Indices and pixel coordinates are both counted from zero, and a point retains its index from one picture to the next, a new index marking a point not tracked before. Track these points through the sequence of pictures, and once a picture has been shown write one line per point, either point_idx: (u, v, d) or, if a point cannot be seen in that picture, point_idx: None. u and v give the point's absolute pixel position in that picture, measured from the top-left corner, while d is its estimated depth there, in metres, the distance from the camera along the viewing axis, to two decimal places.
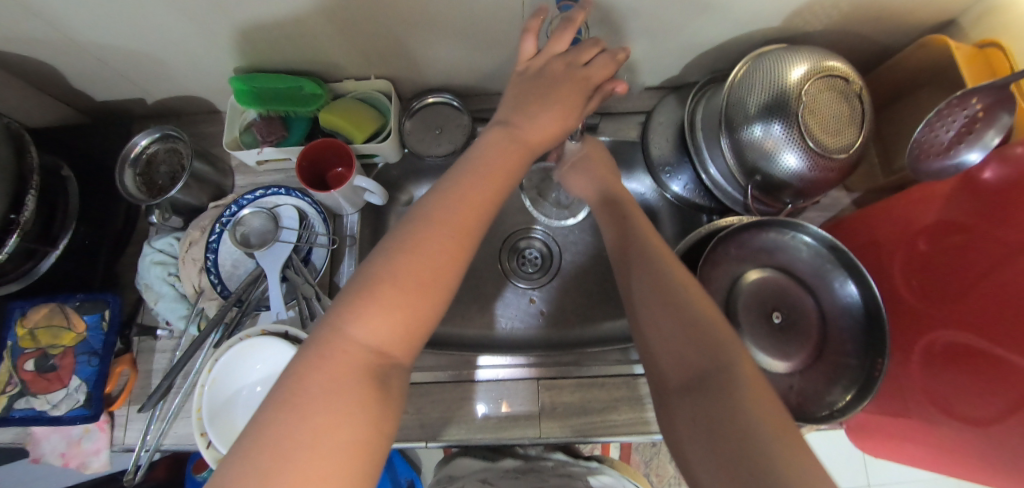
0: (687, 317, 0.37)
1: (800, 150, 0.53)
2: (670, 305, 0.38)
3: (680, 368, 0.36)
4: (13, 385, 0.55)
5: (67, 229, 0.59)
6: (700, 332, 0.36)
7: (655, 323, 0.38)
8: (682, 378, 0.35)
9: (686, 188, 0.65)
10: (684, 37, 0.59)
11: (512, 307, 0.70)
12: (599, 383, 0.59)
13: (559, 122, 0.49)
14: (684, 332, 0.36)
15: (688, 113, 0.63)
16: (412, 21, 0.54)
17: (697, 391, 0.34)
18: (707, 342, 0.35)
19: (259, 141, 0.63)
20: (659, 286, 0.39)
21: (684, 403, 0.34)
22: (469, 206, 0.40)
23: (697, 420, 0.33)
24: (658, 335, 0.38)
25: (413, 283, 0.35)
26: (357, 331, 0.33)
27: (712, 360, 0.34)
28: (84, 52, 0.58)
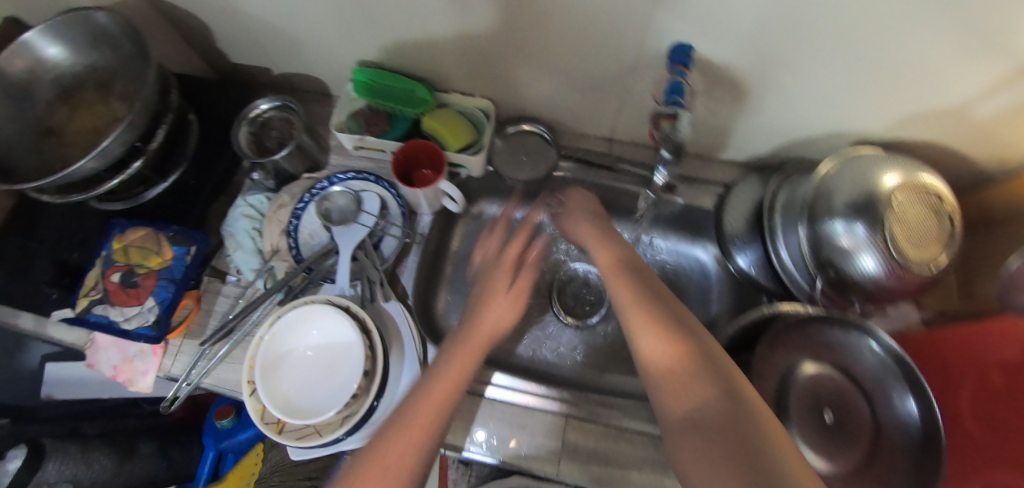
0: (696, 352, 0.41)
1: (881, 256, 0.53)
2: (678, 348, 0.42)
3: (687, 403, 0.39)
4: (97, 291, 0.60)
5: (178, 167, 0.65)
6: (704, 367, 0.40)
7: (658, 357, 0.42)
8: (685, 414, 0.38)
9: (750, 264, 0.65)
10: (778, 119, 0.62)
11: (564, 343, 0.71)
12: (623, 437, 0.58)
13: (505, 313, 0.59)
14: (689, 375, 0.40)
15: (769, 195, 0.64)
16: (530, 51, 0.59)
17: (701, 426, 0.37)
18: (711, 378, 0.39)
19: (363, 129, 0.68)
20: (664, 329, 0.44)
21: (691, 441, 0.37)
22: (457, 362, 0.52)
23: (702, 459, 0.35)
24: (660, 376, 0.41)
25: (436, 395, 0.50)
26: (385, 449, 0.45)
27: (722, 392, 0.38)
28: (239, 20, 0.65)
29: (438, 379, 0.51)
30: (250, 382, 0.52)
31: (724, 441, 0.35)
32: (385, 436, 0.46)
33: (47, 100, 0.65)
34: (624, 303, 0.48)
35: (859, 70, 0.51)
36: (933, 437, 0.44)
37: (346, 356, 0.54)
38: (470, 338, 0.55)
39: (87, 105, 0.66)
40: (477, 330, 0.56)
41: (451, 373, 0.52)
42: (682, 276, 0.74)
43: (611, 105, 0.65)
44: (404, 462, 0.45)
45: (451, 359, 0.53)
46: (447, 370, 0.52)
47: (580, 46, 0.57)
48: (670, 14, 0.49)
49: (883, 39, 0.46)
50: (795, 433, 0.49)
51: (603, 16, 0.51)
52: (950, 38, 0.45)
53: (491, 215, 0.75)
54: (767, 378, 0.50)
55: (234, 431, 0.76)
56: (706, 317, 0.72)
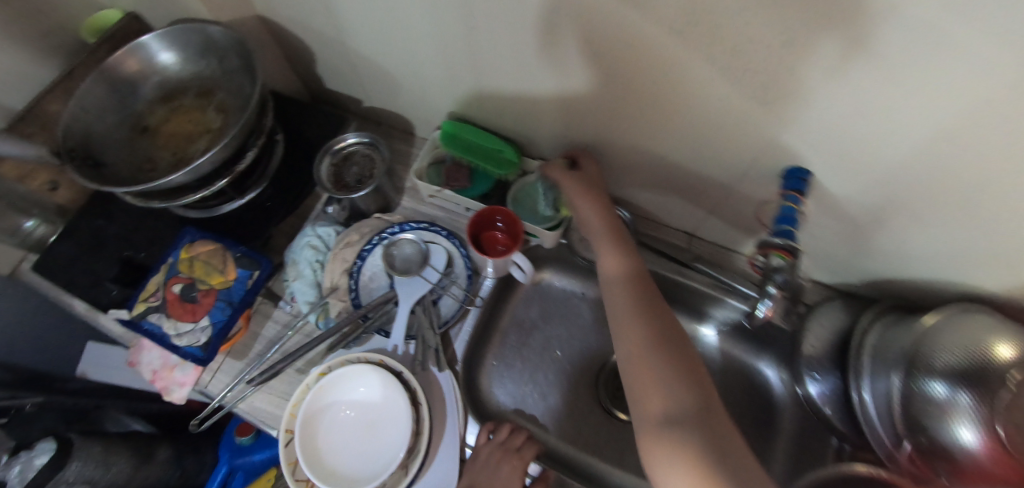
0: (668, 334, 0.46)
1: (985, 430, 0.46)
2: (665, 357, 0.43)
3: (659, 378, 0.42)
4: (156, 298, 0.60)
5: (257, 186, 0.66)
6: (671, 346, 0.45)
7: (641, 330, 0.46)
8: (656, 387, 0.42)
9: (820, 394, 0.61)
10: (882, 253, 0.58)
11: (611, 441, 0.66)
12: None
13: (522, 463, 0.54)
14: (665, 381, 0.42)
15: (860, 331, 0.60)
16: (635, 139, 0.58)
17: (672, 402, 0.41)
18: (676, 356, 0.44)
19: (442, 181, 0.67)
20: (649, 320, 0.47)
21: (658, 408, 0.41)
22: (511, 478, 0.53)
23: (668, 429, 0.39)
24: (636, 339, 0.46)
25: None
26: None
27: (682, 370, 0.43)
28: (346, 52, 0.66)
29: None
30: (289, 431, 0.50)
31: (689, 423, 0.39)
32: None
33: (148, 98, 0.66)
34: (614, 281, 0.52)
35: (1003, 238, 0.46)
36: None
37: (390, 423, 0.52)
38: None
39: (184, 108, 0.67)
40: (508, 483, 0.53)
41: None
42: (737, 386, 0.72)
43: (703, 203, 0.62)
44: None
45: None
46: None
47: (686, 144, 0.54)
48: (802, 140, 0.46)
49: None
50: None
51: (727, 127, 0.49)
52: None
53: (555, 285, 0.74)
54: None
55: (251, 450, 0.75)
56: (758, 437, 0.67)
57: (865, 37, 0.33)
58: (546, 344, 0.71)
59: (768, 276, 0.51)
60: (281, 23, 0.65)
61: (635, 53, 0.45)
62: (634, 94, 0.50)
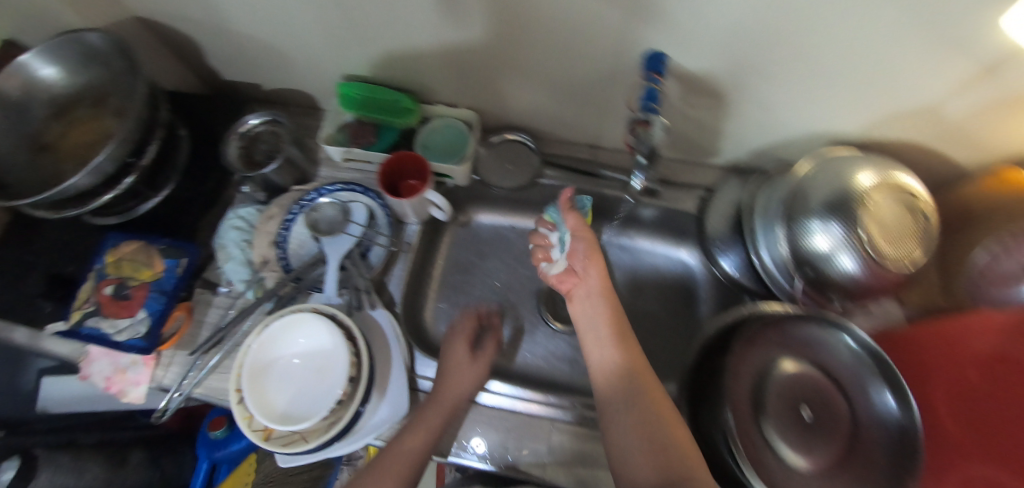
0: (635, 375, 0.50)
1: (857, 253, 0.54)
2: (636, 389, 0.49)
3: (629, 409, 0.47)
4: (90, 304, 0.61)
5: (170, 181, 0.67)
6: (637, 382, 0.49)
7: (608, 367, 0.52)
8: (625, 417, 0.47)
9: (734, 267, 0.66)
10: (756, 122, 0.63)
11: (556, 351, 0.71)
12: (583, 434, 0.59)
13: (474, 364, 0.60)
14: (649, 439, 0.45)
15: (750, 197, 0.65)
16: (515, 63, 0.61)
17: (642, 431, 0.46)
18: (637, 388, 0.49)
19: (350, 141, 0.70)
20: (622, 363, 0.51)
21: (625, 432, 0.47)
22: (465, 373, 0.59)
23: (636, 448, 0.45)
24: (608, 378, 0.51)
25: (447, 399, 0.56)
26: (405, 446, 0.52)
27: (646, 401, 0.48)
28: (229, 37, 0.67)
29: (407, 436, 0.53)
30: (238, 390, 0.53)
31: (647, 433, 0.45)
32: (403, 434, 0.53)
33: (42, 117, 0.66)
34: (590, 330, 0.56)
35: (838, 71, 0.52)
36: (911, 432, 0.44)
37: (333, 364, 0.55)
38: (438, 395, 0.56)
39: (80, 121, 0.67)
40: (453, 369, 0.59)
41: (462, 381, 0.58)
42: (668, 279, 0.76)
43: (593, 111, 0.67)
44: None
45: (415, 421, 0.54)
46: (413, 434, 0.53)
47: (557, 55, 0.58)
48: (646, 23, 0.51)
49: (856, 40, 0.48)
50: (770, 431, 0.47)
51: (583, 27, 0.53)
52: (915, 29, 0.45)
53: (481, 223, 0.77)
54: (743, 383, 0.48)
55: (227, 442, 0.76)
56: (693, 318, 0.73)
57: None
58: (483, 278, 0.75)
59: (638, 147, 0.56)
60: (157, 19, 0.66)
61: None
62: (497, 16, 0.54)
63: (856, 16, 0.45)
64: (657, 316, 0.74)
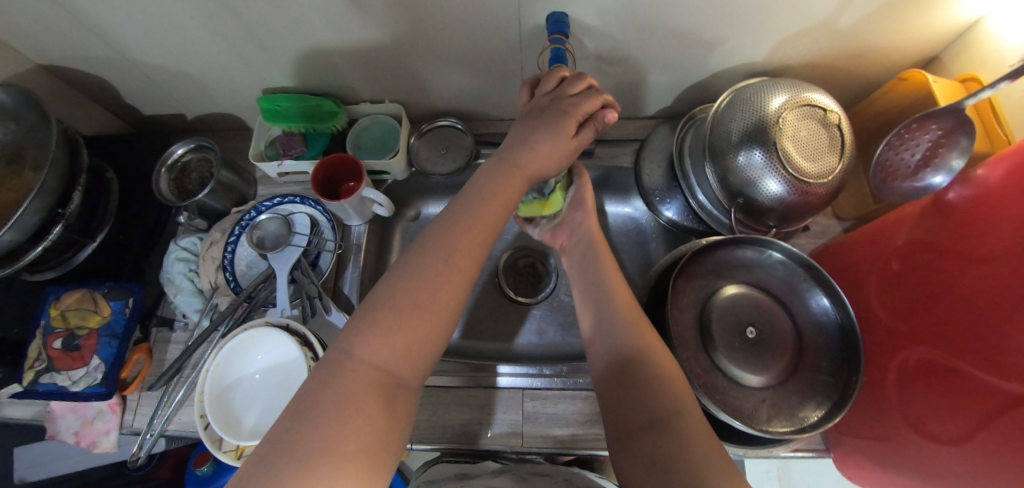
0: (648, 371, 0.42)
1: (780, 176, 0.55)
2: (648, 385, 0.41)
3: (644, 409, 0.40)
4: (41, 360, 0.60)
5: (105, 224, 0.66)
6: (647, 376, 0.42)
7: (616, 358, 0.45)
8: (643, 421, 0.40)
9: (677, 213, 0.67)
10: (672, 66, 0.65)
11: (523, 323, 0.72)
12: (554, 396, 0.60)
13: (480, 232, 0.48)
14: (637, 390, 0.42)
15: (677, 140, 0.67)
16: (426, 48, 0.62)
17: (662, 437, 0.38)
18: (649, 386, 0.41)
19: (281, 154, 0.70)
20: (638, 355, 0.43)
21: (645, 440, 0.39)
22: (457, 264, 0.44)
23: (657, 457, 0.37)
24: (621, 374, 0.43)
25: (448, 274, 0.43)
26: (364, 354, 0.38)
27: (661, 400, 0.40)
28: (137, 70, 0.66)
29: (467, 229, 0.47)
30: (203, 416, 0.53)
31: (667, 437, 0.38)
32: (366, 335, 0.39)
33: None
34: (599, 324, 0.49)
35: (730, 5, 0.54)
36: (850, 329, 0.46)
37: (294, 374, 0.56)
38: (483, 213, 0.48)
39: None
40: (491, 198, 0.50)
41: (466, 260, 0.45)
42: (620, 236, 0.77)
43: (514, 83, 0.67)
44: (412, 355, 0.40)
45: (420, 290, 0.42)
46: (469, 232, 0.47)
47: (464, 32, 0.59)
48: None
49: None
50: (720, 356, 0.48)
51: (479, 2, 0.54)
52: None
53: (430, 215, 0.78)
54: (684, 312, 0.49)
55: (216, 475, 0.76)
56: (650, 267, 0.74)
57: None
58: None
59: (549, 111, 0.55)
60: (60, 63, 0.65)
61: None
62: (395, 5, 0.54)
63: None
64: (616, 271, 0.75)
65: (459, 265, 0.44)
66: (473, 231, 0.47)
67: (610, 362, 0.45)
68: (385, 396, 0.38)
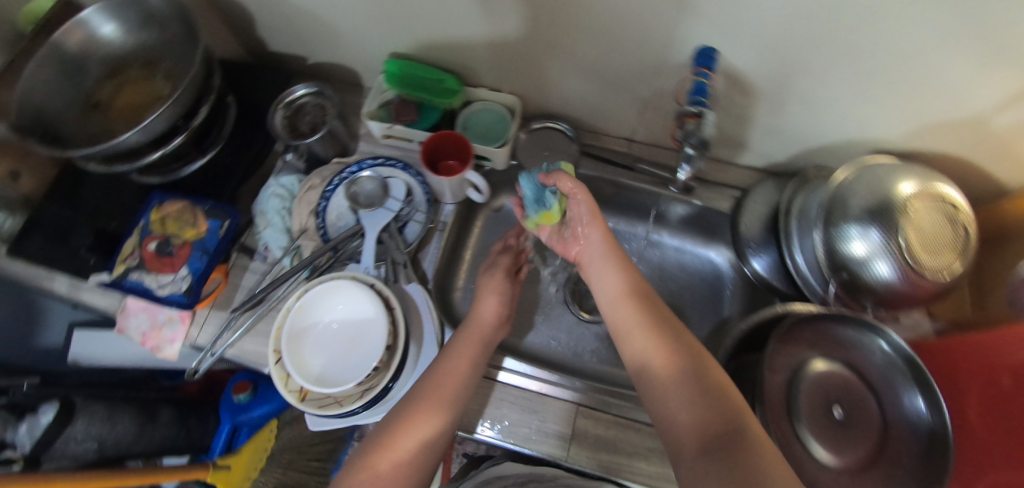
0: (686, 366, 0.47)
1: (895, 261, 0.54)
2: (681, 379, 0.46)
3: (693, 415, 0.44)
4: (133, 258, 0.62)
5: (216, 145, 0.68)
6: (686, 373, 0.46)
7: (640, 343, 0.51)
8: (693, 428, 0.43)
9: (765, 267, 0.67)
10: (799, 125, 0.64)
11: (579, 337, 0.73)
12: (605, 420, 0.59)
13: (467, 365, 0.55)
14: (699, 403, 0.44)
15: (786, 199, 0.66)
16: (561, 49, 0.62)
17: (714, 441, 0.41)
18: (691, 382, 0.45)
19: (393, 118, 0.71)
20: (670, 355, 0.48)
21: (704, 445, 0.41)
22: (437, 395, 0.52)
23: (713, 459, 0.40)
24: (658, 369, 0.48)
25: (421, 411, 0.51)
26: None
27: (711, 403, 0.44)
28: (280, 9, 0.68)
29: (437, 374, 0.54)
30: (277, 351, 0.54)
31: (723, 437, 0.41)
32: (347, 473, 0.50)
33: (96, 76, 0.67)
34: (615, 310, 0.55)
35: (888, 74, 0.52)
36: (940, 436, 0.44)
37: (368, 333, 0.56)
38: (445, 370, 0.54)
39: (133, 81, 0.68)
40: (472, 332, 0.58)
41: (442, 391, 0.52)
42: (695, 277, 0.76)
43: (634, 105, 0.68)
44: None
45: (392, 431, 0.51)
46: (433, 389, 0.52)
47: (606, 45, 0.59)
48: (699, 19, 0.52)
49: (905, 45, 0.48)
50: (802, 429, 0.47)
51: (633, 20, 0.54)
52: (967, 42, 0.46)
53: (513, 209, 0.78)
54: (775, 381, 0.48)
55: (249, 406, 0.78)
56: (717, 316, 0.74)
57: None
58: None
59: (686, 142, 0.53)
60: None
61: None
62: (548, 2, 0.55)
63: (907, 18, 0.45)
64: (678, 311, 0.74)
65: (437, 401, 0.52)
66: (450, 368, 0.54)
67: (650, 344, 0.50)
68: None
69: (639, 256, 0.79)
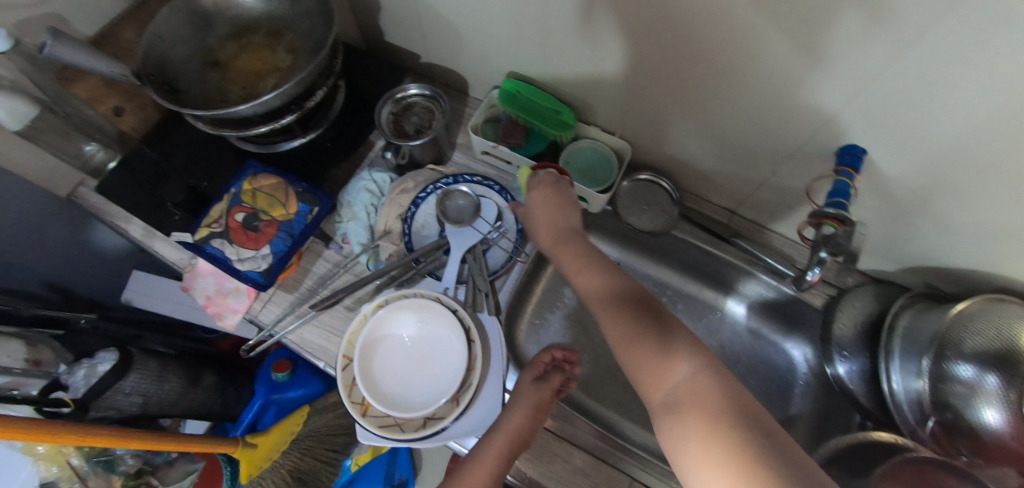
0: (646, 323, 0.43)
1: (1008, 412, 0.50)
2: (641, 332, 0.42)
3: (659, 383, 0.40)
4: (219, 225, 0.61)
5: (319, 127, 0.67)
6: (647, 330, 0.42)
7: (600, 305, 0.47)
8: (660, 395, 0.39)
9: (849, 374, 0.63)
10: (923, 238, 0.60)
11: (636, 400, 0.70)
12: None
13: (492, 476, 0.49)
14: (647, 344, 0.41)
15: (892, 313, 0.62)
16: (693, 107, 0.59)
17: (676, 409, 0.37)
18: (651, 337, 0.41)
19: (498, 138, 0.69)
20: (628, 315, 0.44)
21: (668, 415, 0.38)
22: None
23: (681, 427, 0.36)
24: (617, 336, 0.44)
25: None
26: None
27: (670, 360, 0.40)
28: (413, 6, 0.67)
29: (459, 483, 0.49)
30: (346, 357, 0.53)
31: (696, 398, 0.37)
32: None
33: (220, 34, 0.66)
34: (576, 274, 0.51)
35: None
36: None
37: (440, 359, 0.55)
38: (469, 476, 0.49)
39: (254, 47, 0.67)
40: (500, 431, 0.50)
41: None
42: (765, 364, 0.73)
43: (750, 178, 0.65)
44: None
45: None
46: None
47: (743, 115, 0.56)
48: (861, 115, 0.48)
49: None
50: None
51: (789, 101, 0.51)
52: None
53: None
54: None
55: (286, 386, 0.80)
56: (784, 412, 0.70)
57: (915, 19, 0.37)
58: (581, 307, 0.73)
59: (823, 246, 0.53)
60: None
61: (706, 21, 0.46)
62: (702, 64, 0.52)
63: None
64: None
65: None
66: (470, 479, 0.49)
67: (608, 310, 0.46)
68: None
69: (710, 328, 0.76)
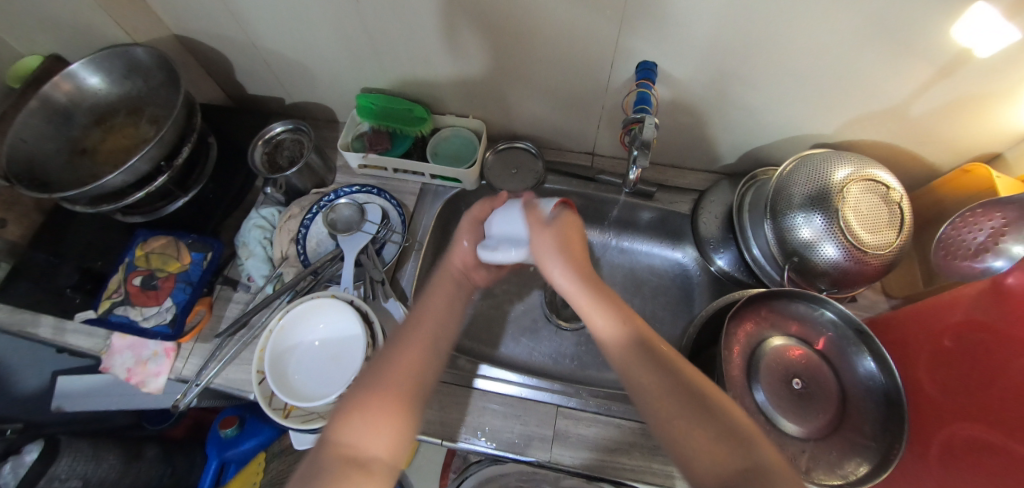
0: (706, 412, 0.39)
1: (839, 243, 0.58)
2: (697, 421, 0.39)
3: (712, 470, 0.37)
4: (119, 293, 0.64)
5: (199, 183, 0.71)
6: (706, 419, 0.39)
7: (647, 381, 0.41)
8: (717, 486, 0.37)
9: (729, 264, 0.70)
10: (740, 126, 0.69)
11: (559, 344, 0.75)
12: (584, 418, 0.61)
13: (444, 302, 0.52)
14: (696, 427, 0.39)
15: (738, 197, 0.70)
16: (517, 73, 0.67)
17: None
18: (714, 423, 0.39)
19: (366, 148, 0.75)
20: (681, 396, 0.40)
21: None
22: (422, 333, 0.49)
23: None
24: (670, 413, 0.40)
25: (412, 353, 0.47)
26: (341, 438, 0.41)
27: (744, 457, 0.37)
28: (257, 54, 0.73)
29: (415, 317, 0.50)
30: (261, 372, 0.56)
31: None
32: (340, 419, 0.42)
33: (83, 124, 0.71)
34: (604, 330, 0.45)
35: (791, 65, 0.57)
36: (894, 398, 0.48)
37: (349, 349, 0.58)
38: (422, 315, 0.50)
39: (119, 127, 0.72)
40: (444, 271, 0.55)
41: (425, 331, 0.49)
42: (663, 277, 0.81)
43: (591, 120, 0.73)
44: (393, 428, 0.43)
45: (377, 370, 0.45)
46: (413, 331, 0.49)
47: (555, 64, 0.64)
48: (635, 34, 0.57)
49: (799, 41, 0.54)
50: (767, 402, 0.50)
51: (584, 45, 0.60)
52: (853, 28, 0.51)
53: None
54: (733, 364, 0.52)
55: (237, 440, 0.78)
56: (690, 312, 0.77)
57: None
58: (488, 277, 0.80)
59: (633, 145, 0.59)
60: (192, 37, 0.73)
61: None
62: (504, 32, 0.60)
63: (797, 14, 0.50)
64: (649, 311, 0.78)
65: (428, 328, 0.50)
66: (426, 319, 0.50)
67: (663, 390, 0.41)
68: (358, 466, 0.40)
69: (611, 262, 0.83)
